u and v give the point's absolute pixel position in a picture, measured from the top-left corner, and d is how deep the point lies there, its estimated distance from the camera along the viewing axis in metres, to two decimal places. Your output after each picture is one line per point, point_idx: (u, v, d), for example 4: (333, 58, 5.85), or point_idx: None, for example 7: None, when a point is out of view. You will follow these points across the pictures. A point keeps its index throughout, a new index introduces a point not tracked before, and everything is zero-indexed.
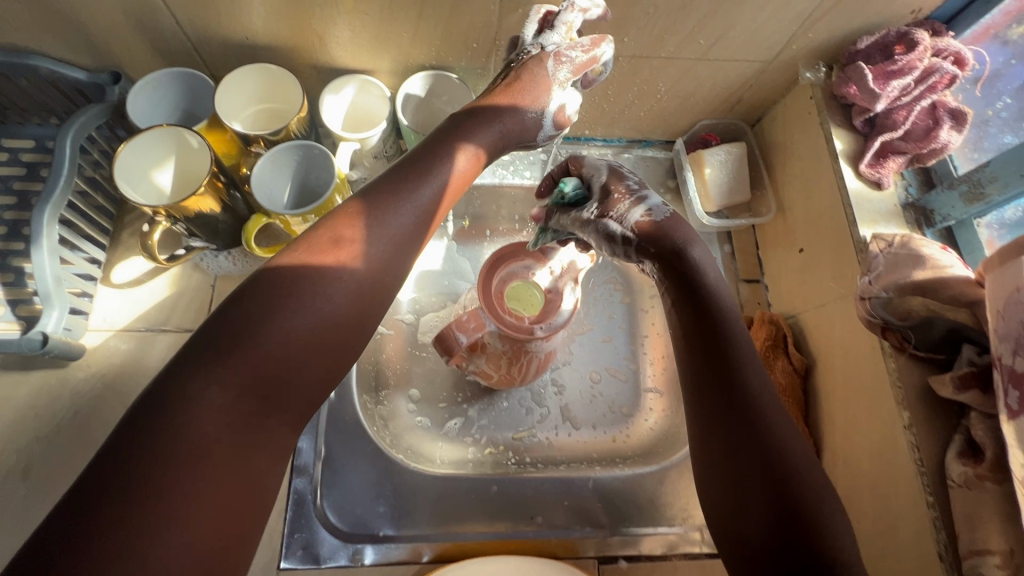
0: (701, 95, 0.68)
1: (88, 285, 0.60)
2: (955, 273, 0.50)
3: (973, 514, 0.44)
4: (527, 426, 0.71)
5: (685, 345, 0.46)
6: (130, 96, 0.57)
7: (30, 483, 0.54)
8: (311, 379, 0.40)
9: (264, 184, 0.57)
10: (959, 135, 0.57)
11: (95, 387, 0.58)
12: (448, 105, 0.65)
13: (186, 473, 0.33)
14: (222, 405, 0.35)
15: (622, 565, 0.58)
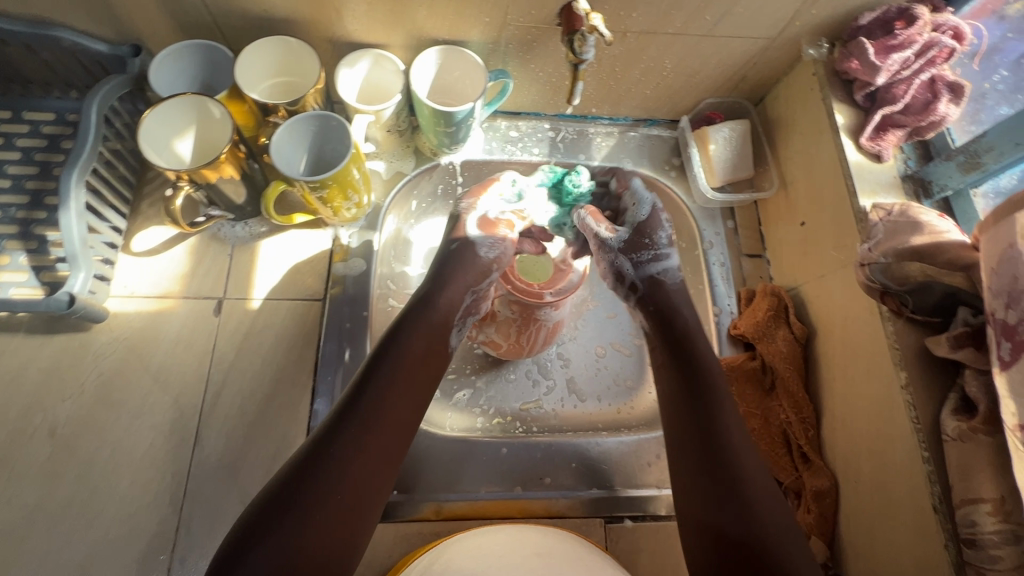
0: (705, 73, 0.70)
1: (110, 252, 0.62)
2: (952, 238, 0.52)
3: (966, 464, 0.46)
4: (534, 397, 0.73)
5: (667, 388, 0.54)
6: (154, 66, 0.58)
7: (55, 441, 0.56)
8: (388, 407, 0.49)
9: (282, 152, 0.59)
10: (957, 108, 0.59)
11: (117, 350, 0.60)
12: (460, 80, 0.66)
13: (316, 502, 0.42)
14: (337, 459, 0.44)
15: (628, 523, 0.60)
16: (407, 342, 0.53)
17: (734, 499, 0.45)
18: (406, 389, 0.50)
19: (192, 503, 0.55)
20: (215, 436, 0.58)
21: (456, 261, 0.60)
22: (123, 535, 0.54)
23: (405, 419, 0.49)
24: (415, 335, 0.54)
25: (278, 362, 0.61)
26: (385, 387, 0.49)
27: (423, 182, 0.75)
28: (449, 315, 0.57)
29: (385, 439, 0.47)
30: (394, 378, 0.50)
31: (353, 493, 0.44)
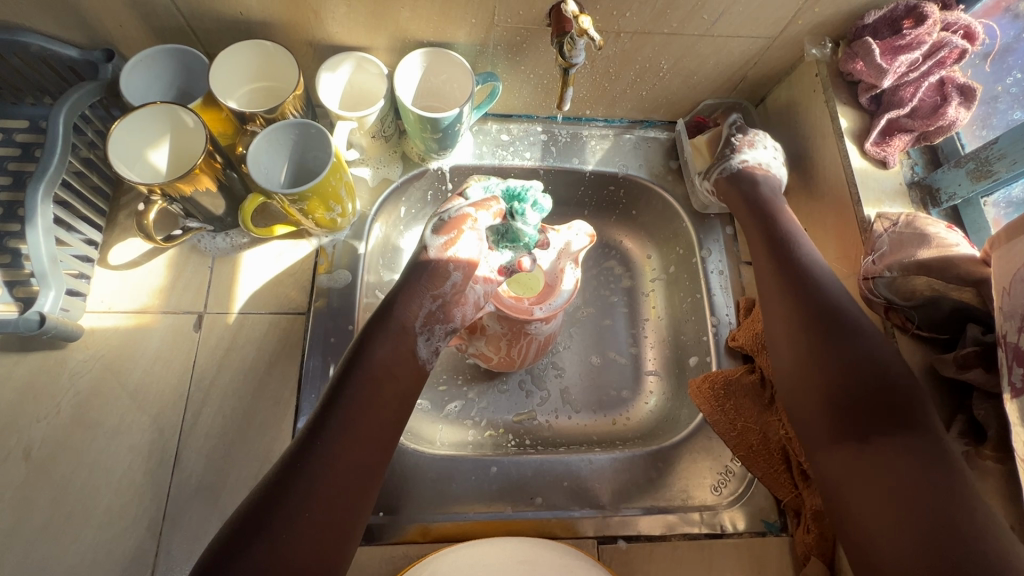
0: (704, 74, 0.67)
1: (85, 267, 0.60)
2: (961, 251, 0.49)
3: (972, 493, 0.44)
4: (527, 409, 0.71)
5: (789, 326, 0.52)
6: (122, 75, 0.55)
7: (30, 463, 0.54)
8: (368, 433, 0.48)
9: (261, 163, 0.56)
10: (968, 112, 0.55)
11: (93, 368, 0.58)
12: (447, 83, 0.63)
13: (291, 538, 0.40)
14: (308, 488, 0.43)
15: (621, 545, 0.58)
16: (372, 359, 0.51)
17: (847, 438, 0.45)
18: (373, 409, 0.49)
19: (172, 526, 0.53)
20: (195, 456, 0.56)
21: (419, 268, 0.56)
22: (100, 560, 0.52)
23: (373, 440, 0.48)
24: (381, 350, 0.52)
25: (259, 378, 0.59)
26: (351, 410, 0.48)
27: (411, 188, 0.72)
28: (411, 323, 0.54)
29: (354, 463, 0.46)
30: (359, 399, 0.49)
31: (323, 522, 0.42)
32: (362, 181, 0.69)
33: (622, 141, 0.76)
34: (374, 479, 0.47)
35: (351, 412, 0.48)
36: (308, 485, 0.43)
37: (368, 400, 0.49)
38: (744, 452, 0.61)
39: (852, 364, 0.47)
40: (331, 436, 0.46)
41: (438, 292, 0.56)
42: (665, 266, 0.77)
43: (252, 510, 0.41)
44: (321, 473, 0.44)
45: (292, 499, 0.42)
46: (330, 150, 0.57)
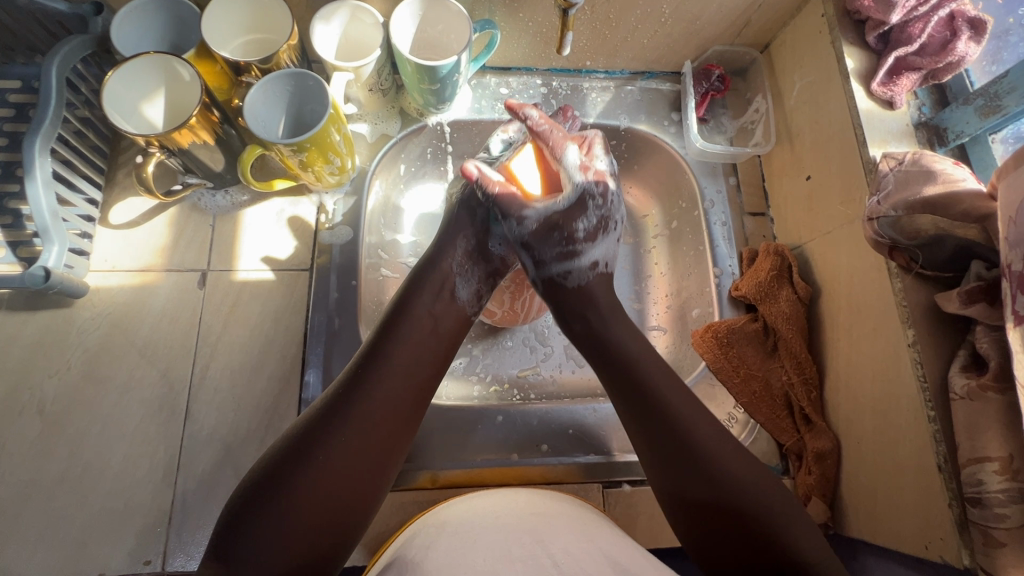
0: (707, 18, 0.65)
1: (88, 226, 0.60)
2: (968, 186, 0.48)
3: (973, 424, 0.45)
4: (531, 364, 0.72)
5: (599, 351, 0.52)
6: (113, 25, 0.54)
7: (45, 418, 0.55)
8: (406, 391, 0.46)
9: (258, 115, 0.56)
10: (978, 46, 0.54)
11: (100, 325, 0.58)
12: (443, 35, 0.62)
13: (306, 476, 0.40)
14: (336, 431, 0.42)
15: (626, 489, 0.59)
16: (415, 310, 0.50)
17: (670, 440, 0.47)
18: (410, 358, 0.47)
19: (186, 476, 0.55)
20: (207, 410, 0.57)
21: (428, 265, 0.54)
22: (118, 509, 0.53)
23: (411, 378, 0.47)
24: (424, 301, 0.51)
25: (265, 333, 0.60)
26: (389, 364, 0.46)
27: (411, 144, 0.71)
28: (448, 271, 0.54)
29: (388, 413, 0.44)
30: (406, 339, 0.48)
31: (351, 458, 0.42)
32: (361, 138, 0.69)
33: (623, 94, 0.75)
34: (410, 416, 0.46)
35: (394, 353, 0.47)
36: (342, 417, 0.43)
37: (418, 368, 0.47)
38: (747, 398, 0.62)
39: (632, 397, 0.49)
40: (368, 389, 0.44)
41: (457, 252, 0.55)
42: (668, 220, 0.76)
43: (302, 434, 0.42)
44: (356, 406, 0.43)
45: (333, 433, 0.42)
46: (326, 101, 0.56)
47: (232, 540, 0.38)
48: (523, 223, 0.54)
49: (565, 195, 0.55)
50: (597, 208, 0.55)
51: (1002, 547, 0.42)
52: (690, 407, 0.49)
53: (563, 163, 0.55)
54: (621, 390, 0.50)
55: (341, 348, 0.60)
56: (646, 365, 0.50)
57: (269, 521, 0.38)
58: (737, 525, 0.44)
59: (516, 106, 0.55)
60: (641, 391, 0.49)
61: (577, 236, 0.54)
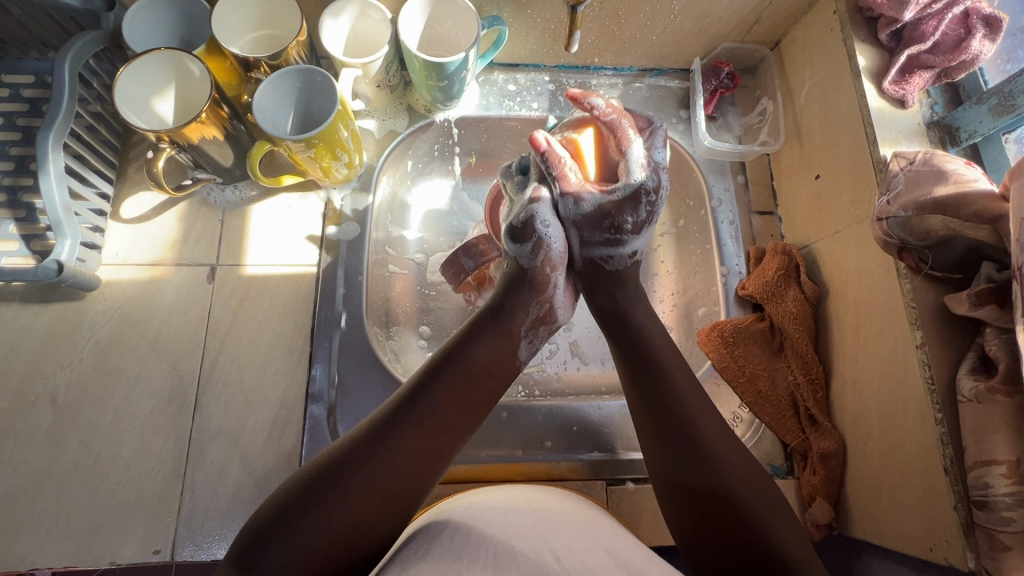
0: (717, 16, 0.65)
1: (99, 220, 0.61)
2: (980, 187, 0.48)
3: (980, 427, 0.44)
4: (536, 361, 0.72)
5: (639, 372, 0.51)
6: (125, 22, 0.55)
7: (58, 410, 0.56)
8: (456, 426, 0.45)
9: (266, 111, 0.56)
10: (993, 44, 0.53)
11: (112, 318, 0.59)
12: (452, 32, 0.62)
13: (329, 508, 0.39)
14: (371, 465, 0.41)
15: (629, 486, 0.59)
16: (471, 350, 0.48)
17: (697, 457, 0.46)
18: (461, 396, 0.46)
19: (196, 468, 0.55)
20: (216, 403, 0.58)
21: (518, 281, 0.52)
22: (129, 499, 0.54)
23: (453, 427, 0.45)
24: (482, 340, 0.49)
25: (274, 328, 0.61)
26: (434, 400, 0.44)
27: (418, 140, 0.71)
28: (517, 327, 0.51)
29: (428, 447, 0.43)
30: (456, 386, 0.46)
31: (382, 489, 0.41)
32: (369, 134, 0.69)
33: (631, 91, 0.74)
34: (445, 462, 0.44)
35: (438, 405, 0.44)
36: (377, 458, 0.41)
37: (464, 410, 0.46)
38: (753, 398, 0.62)
39: (666, 418, 0.48)
40: (409, 427, 0.43)
41: (545, 298, 0.53)
42: (674, 219, 0.76)
43: (338, 463, 0.41)
44: (390, 456, 0.41)
45: (360, 474, 0.40)
46: (334, 97, 0.56)
47: (256, 554, 0.38)
48: (578, 203, 0.54)
49: (622, 184, 0.53)
50: (650, 204, 0.53)
51: (1007, 551, 0.42)
52: (725, 447, 0.47)
53: (629, 155, 0.53)
54: (652, 403, 0.49)
55: (348, 344, 0.60)
56: (689, 394, 0.49)
57: (289, 545, 0.38)
58: (742, 542, 0.43)
59: (581, 94, 0.55)
60: (674, 425, 0.48)
61: (625, 227, 0.54)
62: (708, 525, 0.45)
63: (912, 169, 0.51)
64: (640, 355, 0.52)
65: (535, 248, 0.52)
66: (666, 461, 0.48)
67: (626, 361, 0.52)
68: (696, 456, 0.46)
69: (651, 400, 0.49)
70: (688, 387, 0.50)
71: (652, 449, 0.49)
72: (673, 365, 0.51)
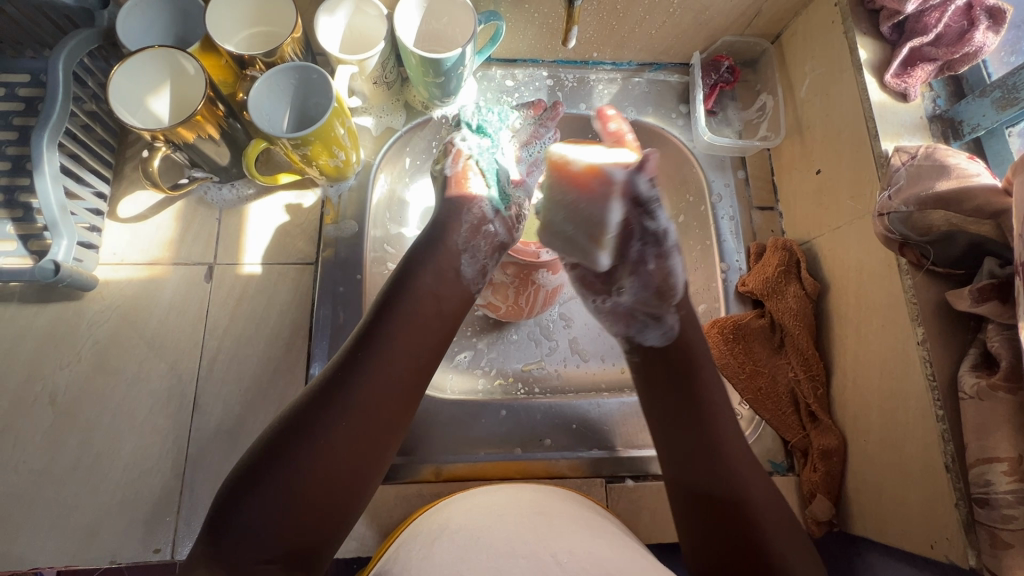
0: (716, 9, 0.64)
1: (96, 220, 0.61)
2: (982, 181, 0.47)
3: (981, 424, 0.44)
4: (536, 358, 0.72)
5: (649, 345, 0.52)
6: (119, 19, 0.55)
7: (57, 410, 0.56)
8: (410, 364, 0.46)
9: (262, 109, 0.56)
10: (997, 36, 0.53)
11: (110, 318, 0.59)
12: (448, 28, 0.61)
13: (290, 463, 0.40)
14: (334, 412, 0.42)
15: (629, 484, 0.59)
16: (416, 288, 0.50)
17: (701, 436, 0.47)
18: (414, 337, 0.47)
19: (194, 466, 0.56)
20: (214, 402, 0.58)
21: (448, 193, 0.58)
22: (128, 498, 0.54)
23: (411, 368, 0.46)
24: (427, 276, 0.52)
25: (271, 326, 0.60)
26: (387, 338, 0.46)
27: (415, 138, 0.71)
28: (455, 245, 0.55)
29: (390, 395, 0.45)
30: (401, 320, 0.47)
31: (350, 441, 0.42)
32: (365, 132, 0.69)
33: (631, 85, 0.74)
34: (408, 403, 0.46)
35: (391, 342, 0.46)
36: (333, 406, 0.43)
37: (421, 354, 0.48)
38: (753, 395, 0.62)
39: (676, 396, 0.49)
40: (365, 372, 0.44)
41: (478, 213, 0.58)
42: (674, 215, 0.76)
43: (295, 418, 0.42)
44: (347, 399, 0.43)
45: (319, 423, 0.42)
46: (330, 94, 0.56)
47: (227, 509, 0.39)
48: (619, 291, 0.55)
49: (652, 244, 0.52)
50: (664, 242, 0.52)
51: (1009, 549, 0.41)
52: (731, 437, 0.47)
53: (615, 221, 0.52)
54: (665, 382, 0.50)
55: None
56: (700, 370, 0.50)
57: (258, 495, 0.39)
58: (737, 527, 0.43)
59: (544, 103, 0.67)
60: (684, 404, 0.48)
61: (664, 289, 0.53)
62: (707, 509, 0.45)
63: (914, 164, 0.51)
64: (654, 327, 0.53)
65: (454, 158, 0.61)
66: (672, 442, 0.48)
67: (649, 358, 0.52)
68: (701, 435, 0.47)
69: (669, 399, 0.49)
70: (721, 396, 0.49)
71: (660, 429, 0.50)
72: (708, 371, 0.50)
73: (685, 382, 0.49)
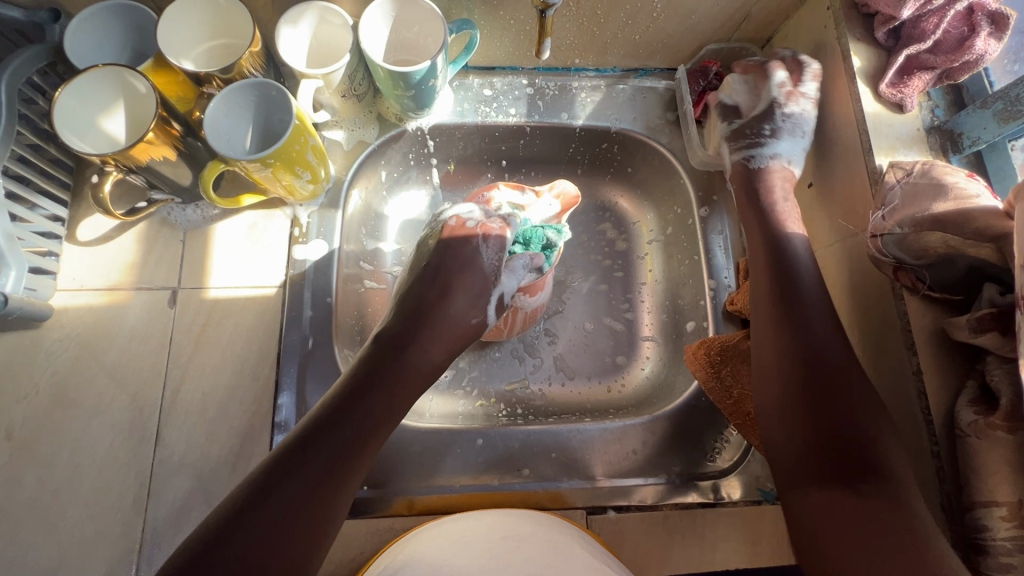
0: (702, 13, 0.61)
1: (53, 244, 0.58)
2: (983, 204, 0.44)
3: (978, 465, 0.41)
4: (519, 376, 0.69)
5: (781, 311, 0.50)
6: (66, 36, 0.52)
7: (14, 445, 0.54)
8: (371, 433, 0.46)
9: (221, 128, 0.53)
10: (998, 45, 0.49)
11: (70, 347, 0.57)
12: (420, 37, 0.58)
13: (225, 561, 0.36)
14: (280, 500, 0.39)
15: (610, 515, 0.56)
16: (384, 374, 0.49)
17: (833, 417, 0.44)
18: (375, 415, 0.47)
19: (157, 501, 0.53)
20: (178, 435, 0.55)
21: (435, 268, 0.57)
22: (88, 537, 0.52)
23: (364, 448, 0.45)
24: (397, 363, 0.51)
25: (238, 354, 0.58)
26: (350, 424, 0.45)
27: (391, 150, 0.68)
28: (435, 337, 0.54)
29: (340, 475, 0.43)
30: (358, 405, 0.46)
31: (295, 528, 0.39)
32: (338, 147, 0.66)
33: (615, 92, 0.71)
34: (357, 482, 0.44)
35: (347, 431, 0.44)
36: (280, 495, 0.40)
37: (377, 428, 0.47)
38: (741, 421, 0.59)
39: (810, 372, 0.46)
40: (318, 458, 0.42)
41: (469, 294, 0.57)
42: (662, 226, 0.73)
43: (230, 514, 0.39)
44: (304, 483, 0.41)
45: (265, 505, 0.39)
46: (291, 111, 0.53)
47: None
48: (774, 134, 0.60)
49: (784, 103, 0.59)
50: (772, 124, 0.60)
51: None
52: (820, 351, 0.48)
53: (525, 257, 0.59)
54: (796, 355, 0.48)
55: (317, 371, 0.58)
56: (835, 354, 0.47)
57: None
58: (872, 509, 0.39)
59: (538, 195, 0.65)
60: (820, 381, 0.46)
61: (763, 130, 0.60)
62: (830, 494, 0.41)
63: (908, 182, 0.48)
64: (796, 294, 0.50)
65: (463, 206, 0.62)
66: (796, 421, 0.45)
67: (764, 276, 0.53)
68: (830, 411, 0.44)
69: (788, 312, 0.50)
70: (819, 297, 0.50)
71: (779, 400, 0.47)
72: (815, 288, 0.51)
73: (816, 361, 0.47)
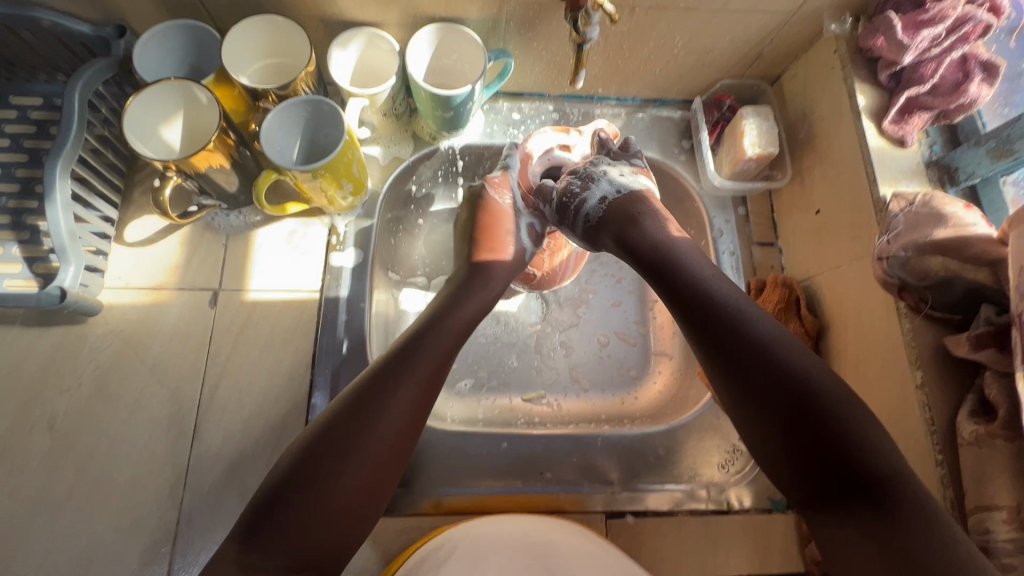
0: (719, 51, 0.66)
1: (103, 244, 0.61)
2: (978, 232, 0.48)
3: (981, 473, 0.45)
4: (536, 387, 0.72)
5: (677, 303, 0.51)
6: (135, 51, 0.55)
7: (54, 436, 0.55)
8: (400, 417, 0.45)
9: (274, 140, 0.56)
10: (990, 89, 0.54)
11: (112, 343, 0.59)
12: (458, 64, 0.63)
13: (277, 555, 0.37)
14: (326, 495, 0.40)
15: (629, 519, 0.59)
16: (410, 366, 0.47)
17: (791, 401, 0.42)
18: (400, 403, 0.45)
19: (192, 492, 0.55)
20: (214, 430, 0.57)
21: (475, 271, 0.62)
22: (124, 527, 0.54)
23: (395, 442, 0.45)
24: (423, 355, 0.49)
25: (274, 353, 0.60)
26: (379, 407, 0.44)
27: (422, 167, 0.72)
28: (460, 321, 0.54)
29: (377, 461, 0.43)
30: (393, 388, 0.45)
31: (341, 516, 0.40)
32: (374, 161, 0.70)
33: (634, 121, 0.76)
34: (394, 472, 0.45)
35: (374, 415, 0.44)
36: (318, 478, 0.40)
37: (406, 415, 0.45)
38: None
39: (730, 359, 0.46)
40: (341, 446, 0.42)
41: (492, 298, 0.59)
42: None
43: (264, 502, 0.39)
44: (339, 478, 0.41)
45: (283, 513, 0.39)
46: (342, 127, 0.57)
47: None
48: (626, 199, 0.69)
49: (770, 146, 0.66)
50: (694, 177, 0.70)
51: None
52: (801, 360, 0.43)
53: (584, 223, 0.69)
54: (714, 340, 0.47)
55: (350, 373, 0.61)
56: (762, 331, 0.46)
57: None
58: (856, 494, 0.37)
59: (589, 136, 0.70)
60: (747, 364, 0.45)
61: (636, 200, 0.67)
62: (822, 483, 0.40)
63: (913, 212, 0.51)
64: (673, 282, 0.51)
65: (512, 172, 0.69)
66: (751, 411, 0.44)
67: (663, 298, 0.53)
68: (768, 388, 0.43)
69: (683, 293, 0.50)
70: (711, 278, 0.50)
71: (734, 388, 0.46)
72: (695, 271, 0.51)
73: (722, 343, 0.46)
